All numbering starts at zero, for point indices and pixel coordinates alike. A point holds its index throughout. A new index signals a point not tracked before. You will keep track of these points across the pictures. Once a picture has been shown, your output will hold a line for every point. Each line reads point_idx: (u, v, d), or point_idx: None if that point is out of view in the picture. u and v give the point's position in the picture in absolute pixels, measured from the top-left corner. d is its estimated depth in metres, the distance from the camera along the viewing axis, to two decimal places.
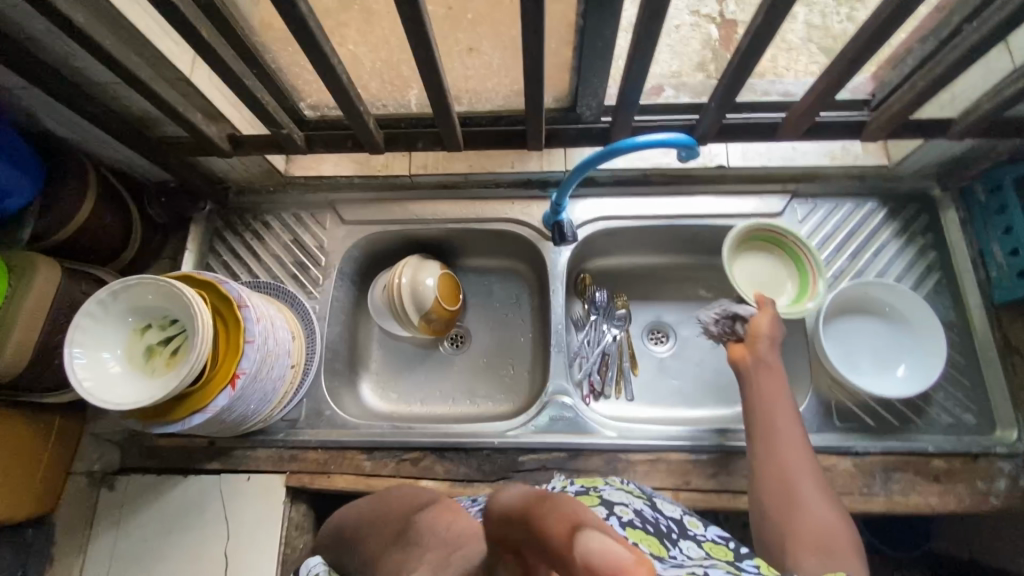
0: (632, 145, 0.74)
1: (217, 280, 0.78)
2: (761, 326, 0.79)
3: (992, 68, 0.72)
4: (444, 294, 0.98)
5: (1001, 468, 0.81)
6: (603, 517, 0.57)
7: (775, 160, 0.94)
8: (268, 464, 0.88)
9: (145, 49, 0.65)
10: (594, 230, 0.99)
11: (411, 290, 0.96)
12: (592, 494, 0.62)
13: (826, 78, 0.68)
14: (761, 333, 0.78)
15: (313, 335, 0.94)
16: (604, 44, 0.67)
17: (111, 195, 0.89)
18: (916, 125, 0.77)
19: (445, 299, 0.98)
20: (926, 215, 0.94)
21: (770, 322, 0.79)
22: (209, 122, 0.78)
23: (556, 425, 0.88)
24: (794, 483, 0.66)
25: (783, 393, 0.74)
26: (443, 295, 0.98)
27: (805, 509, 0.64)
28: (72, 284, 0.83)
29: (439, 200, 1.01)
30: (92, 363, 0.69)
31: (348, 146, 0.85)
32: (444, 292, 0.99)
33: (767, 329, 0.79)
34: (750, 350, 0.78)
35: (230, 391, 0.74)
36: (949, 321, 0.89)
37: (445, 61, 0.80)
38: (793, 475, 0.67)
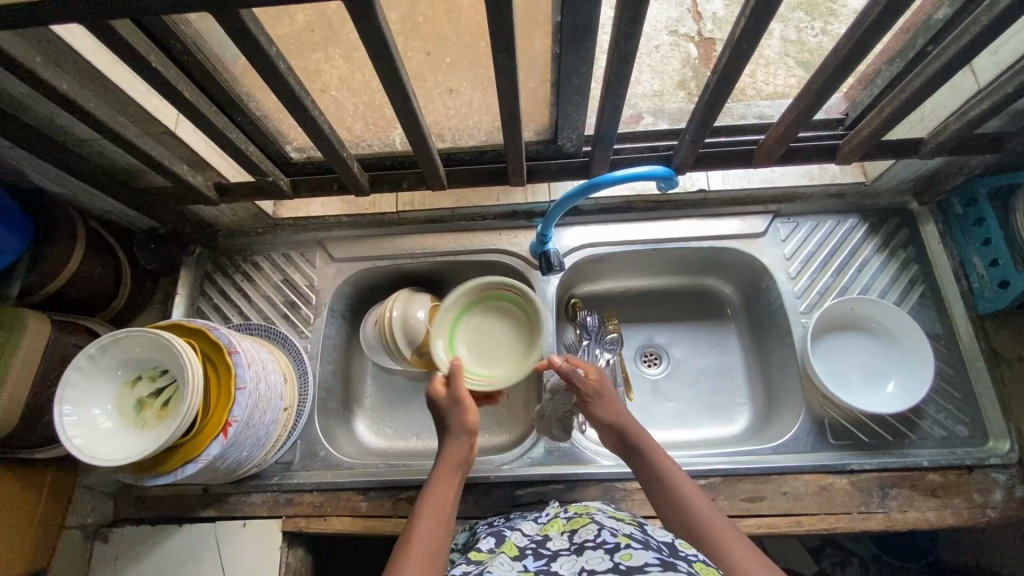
0: (610, 180, 0.75)
1: (207, 327, 0.78)
2: (598, 413, 0.77)
3: (959, 90, 0.74)
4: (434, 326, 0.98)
5: (996, 479, 0.81)
6: (594, 535, 0.61)
7: (756, 181, 0.96)
8: (264, 509, 0.88)
9: (129, 107, 0.67)
10: (581, 257, 1.00)
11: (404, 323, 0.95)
12: (583, 518, 0.67)
13: (794, 111, 0.70)
14: (611, 425, 0.76)
15: (305, 376, 0.94)
16: (579, 81, 0.68)
17: (101, 245, 0.90)
18: (888, 147, 0.79)
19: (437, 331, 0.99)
20: (906, 228, 0.96)
21: (601, 405, 0.78)
22: (194, 172, 0.79)
23: (552, 456, 0.88)
24: (727, 551, 0.60)
25: (669, 466, 0.71)
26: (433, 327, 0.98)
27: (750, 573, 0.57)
28: (62, 337, 0.83)
29: (427, 234, 1.03)
30: (82, 420, 0.69)
31: (334, 189, 0.87)
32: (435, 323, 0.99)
33: (603, 408, 0.78)
34: (620, 444, 0.76)
35: (222, 440, 0.73)
36: (936, 333, 0.90)
37: (424, 101, 0.82)
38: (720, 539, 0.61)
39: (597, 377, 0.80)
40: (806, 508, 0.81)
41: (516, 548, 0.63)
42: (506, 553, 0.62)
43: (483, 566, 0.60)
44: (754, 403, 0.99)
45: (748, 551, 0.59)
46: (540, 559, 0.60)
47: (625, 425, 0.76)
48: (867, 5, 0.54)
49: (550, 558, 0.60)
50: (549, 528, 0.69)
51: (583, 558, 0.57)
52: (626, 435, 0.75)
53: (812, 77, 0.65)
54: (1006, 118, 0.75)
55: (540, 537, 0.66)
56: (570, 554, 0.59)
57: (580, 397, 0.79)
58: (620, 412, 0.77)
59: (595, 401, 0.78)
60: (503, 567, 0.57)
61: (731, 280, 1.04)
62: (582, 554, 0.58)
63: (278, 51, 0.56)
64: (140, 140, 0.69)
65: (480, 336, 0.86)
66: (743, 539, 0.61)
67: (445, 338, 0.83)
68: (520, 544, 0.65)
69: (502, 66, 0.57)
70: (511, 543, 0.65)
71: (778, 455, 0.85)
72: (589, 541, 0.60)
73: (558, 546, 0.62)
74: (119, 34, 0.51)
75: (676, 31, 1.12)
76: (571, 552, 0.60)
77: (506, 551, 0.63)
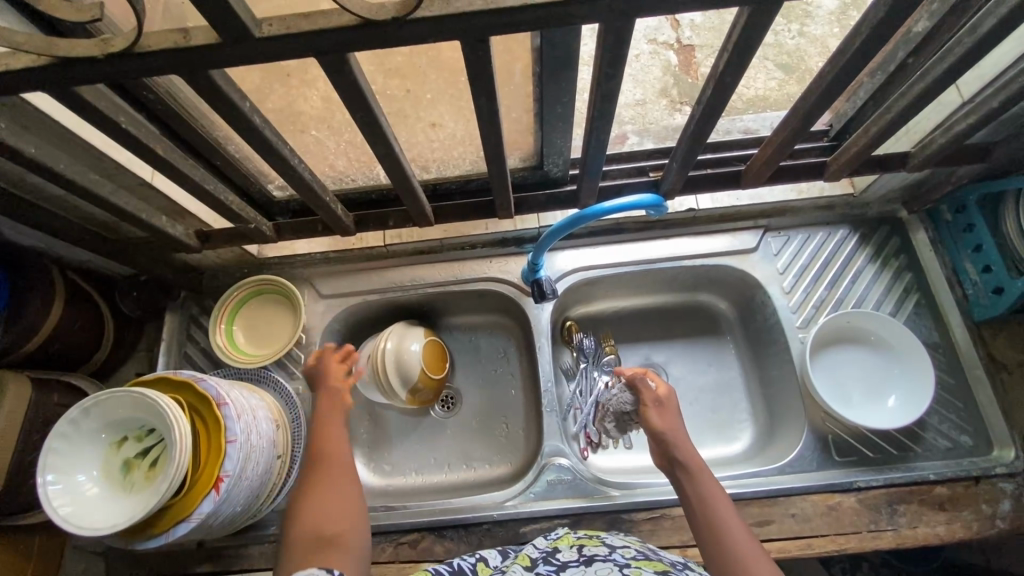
0: (601, 211, 0.74)
1: (194, 379, 0.75)
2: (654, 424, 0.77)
3: (943, 104, 0.74)
4: (432, 363, 0.97)
5: (1003, 489, 0.80)
6: (604, 553, 0.60)
7: (744, 199, 0.96)
8: (262, 561, 0.85)
9: (102, 163, 0.65)
10: (574, 281, 0.98)
11: (399, 359, 0.94)
12: (594, 538, 0.66)
13: (782, 133, 0.69)
14: (659, 433, 0.76)
15: (297, 420, 0.91)
16: (562, 110, 0.68)
17: (80, 297, 0.87)
18: (875, 162, 0.78)
19: (433, 367, 0.97)
20: (897, 237, 0.95)
21: (657, 413, 0.78)
22: (173, 222, 0.77)
23: (556, 489, 0.86)
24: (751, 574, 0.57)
25: (713, 483, 0.69)
26: (430, 365, 0.97)
27: None
28: (44, 398, 0.80)
29: (416, 265, 1.01)
30: (66, 488, 0.66)
31: (318, 230, 0.85)
32: (432, 360, 0.97)
33: (661, 421, 0.77)
34: (664, 453, 0.75)
35: (215, 497, 0.71)
36: (933, 342, 0.89)
37: (406, 136, 0.81)
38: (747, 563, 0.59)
39: (665, 393, 0.80)
40: (815, 530, 0.80)
41: (528, 559, 0.62)
42: (517, 564, 0.61)
43: None
44: (756, 420, 0.98)
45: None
46: (550, 567, 0.59)
47: (678, 440, 0.74)
48: (847, 36, 0.54)
49: (559, 568, 0.58)
50: (559, 541, 0.67)
51: (591, 569, 0.56)
52: (678, 449, 0.73)
53: (796, 102, 0.64)
54: (992, 128, 0.75)
55: (550, 549, 0.65)
56: (578, 566, 0.58)
57: (642, 405, 0.80)
58: (675, 429, 0.76)
59: (657, 414, 0.78)
60: None
61: (726, 295, 1.03)
62: (591, 567, 0.57)
63: (252, 105, 0.55)
64: (115, 196, 0.67)
65: (258, 326, 0.97)
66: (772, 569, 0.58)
67: (221, 329, 0.94)
68: (531, 555, 0.63)
69: (483, 109, 0.56)
70: (523, 555, 0.63)
71: (784, 475, 0.84)
72: (599, 557, 0.59)
73: (567, 558, 0.61)
74: (85, 99, 0.49)
75: (655, 40, 1.12)
76: (580, 564, 0.58)
77: (517, 562, 0.62)
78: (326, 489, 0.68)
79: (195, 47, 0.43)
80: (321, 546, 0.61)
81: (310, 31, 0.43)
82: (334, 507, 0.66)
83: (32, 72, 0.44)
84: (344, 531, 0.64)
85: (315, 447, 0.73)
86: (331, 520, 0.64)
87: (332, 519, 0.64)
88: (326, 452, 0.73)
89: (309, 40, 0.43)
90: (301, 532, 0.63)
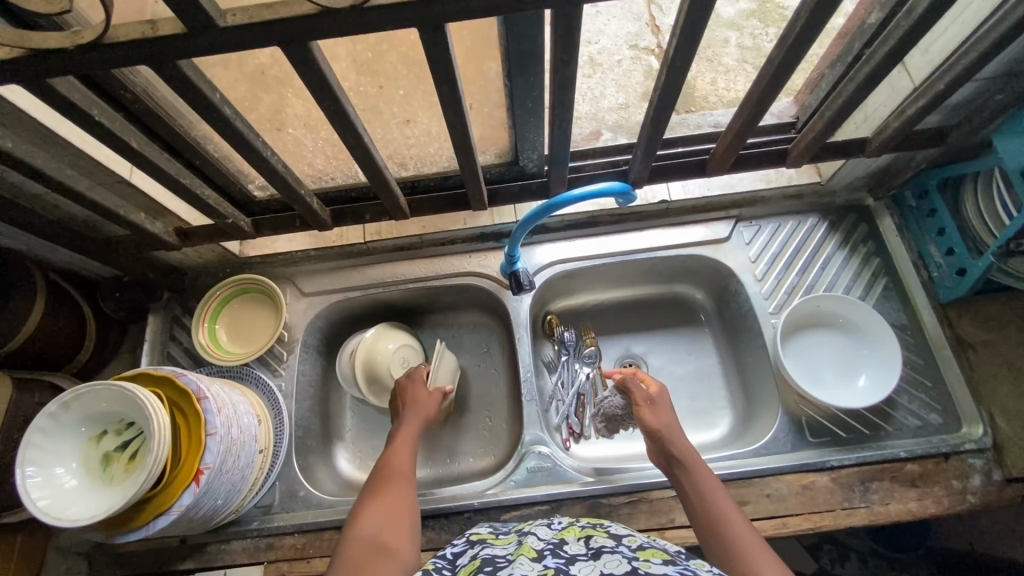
0: (569, 199, 0.76)
1: (173, 374, 0.76)
2: (650, 424, 0.79)
3: (896, 89, 0.77)
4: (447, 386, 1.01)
5: (973, 465, 0.82)
6: (612, 545, 0.59)
7: (715, 189, 0.99)
8: (245, 556, 0.85)
9: (80, 160, 0.67)
10: (552, 274, 1.00)
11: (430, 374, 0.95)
12: (600, 528, 0.64)
13: (740, 120, 0.72)
14: (655, 431, 0.78)
15: (281, 416, 0.92)
16: (532, 104, 0.70)
17: (63, 297, 0.88)
18: (835, 148, 0.81)
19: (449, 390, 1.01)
20: (864, 224, 0.98)
21: (650, 412, 0.81)
22: (153, 219, 0.79)
23: (536, 476, 0.87)
24: (749, 565, 0.59)
25: (712, 480, 0.71)
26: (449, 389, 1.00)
27: None
28: (24, 396, 0.81)
29: (398, 262, 1.03)
30: (46, 481, 0.67)
31: (297, 225, 0.87)
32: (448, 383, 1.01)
33: (657, 420, 0.79)
34: (662, 452, 0.77)
35: (194, 489, 0.71)
36: (901, 324, 0.92)
37: (382, 132, 0.83)
38: (744, 554, 0.61)
39: (659, 394, 0.83)
40: (789, 509, 0.81)
41: (533, 550, 0.58)
42: (523, 555, 0.57)
43: (500, 569, 0.55)
44: (734, 406, 1.00)
45: (772, 564, 0.59)
46: (559, 559, 0.56)
47: (673, 436, 0.77)
48: (790, 21, 0.57)
49: (569, 561, 0.55)
50: (565, 532, 0.64)
51: (601, 562, 0.54)
52: (674, 447, 0.76)
53: (751, 87, 0.67)
54: (943, 113, 0.78)
55: (556, 541, 0.61)
56: (588, 559, 0.56)
57: (635, 404, 0.82)
58: (668, 425, 0.79)
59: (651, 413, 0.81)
60: (524, 567, 0.53)
61: (702, 285, 1.05)
62: (600, 559, 0.55)
63: (224, 98, 0.57)
64: (93, 192, 0.69)
65: (239, 321, 0.98)
66: (769, 553, 0.61)
67: (203, 327, 0.95)
68: (536, 546, 0.60)
69: (448, 97, 0.59)
70: (528, 545, 0.60)
71: (758, 457, 0.86)
72: (606, 549, 0.58)
73: (575, 551, 0.58)
74: (59, 91, 0.51)
75: (636, 46, 1.16)
76: (588, 556, 0.56)
77: (523, 553, 0.58)
78: (388, 499, 0.73)
79: (163, 36, 0.45)
80: (375, 550, 0.65)
81: (272, 18, 0.45)
82: (391, 518, 0.70)
83: (5, 63, 0.45)
84: (397, 542, 0.67)
85: (381, 462, 0.79)
86: (389, 532, 0.68)
87: (389, 531, 0.68)
88: (394, 466, 0.78)
89: (272, 28, 0.45)
90: (359, 534, 0.67)
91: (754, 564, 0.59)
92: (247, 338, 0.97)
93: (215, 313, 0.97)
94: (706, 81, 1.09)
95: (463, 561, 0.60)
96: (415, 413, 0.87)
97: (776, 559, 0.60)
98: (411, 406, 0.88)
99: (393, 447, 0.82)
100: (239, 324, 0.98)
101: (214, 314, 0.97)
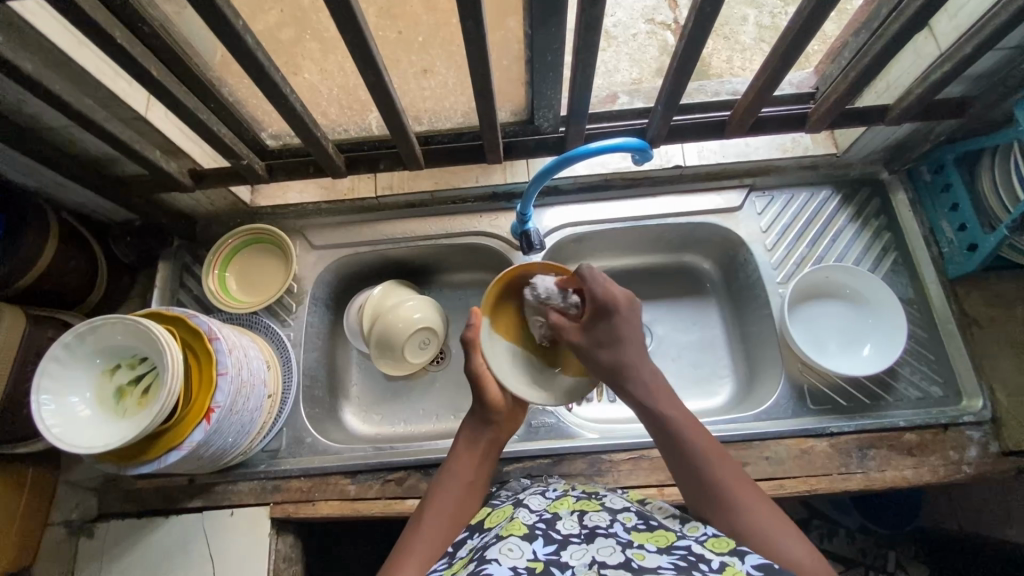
0: (586, 152, 0.75)
1: (185, 314, 0.76)
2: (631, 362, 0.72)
3: (921, 56, 0.76)
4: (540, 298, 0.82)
5: (970, 437, 0.83)
6: (606, 525, 0.60)
7: (731, 156, 0.98)
8: (252, 497, 0.87)
9: (97, 91, 0.66)
10: (562, 236, 1.00)
11: (492, 356, 0.79)
12: (594, 501, 0.66)
13: (764, 76, 0.72)
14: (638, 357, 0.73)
15: (289, 364, 0.94)
16: (552, 58, 0.68)
17: (74, 237, 0.89)
18: (855, 115, 0.81)
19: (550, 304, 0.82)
20: (877, 198, 0.98)
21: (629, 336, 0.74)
22: (167, 158, 0.79)
23: (538, 432, 0.89)
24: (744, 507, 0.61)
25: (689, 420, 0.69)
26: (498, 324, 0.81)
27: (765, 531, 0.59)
28: (38, 330, 0.82)
29: (407, 219, 1.02)
30: (60, 408, 0.68)
31: (310, 172, 0.87)
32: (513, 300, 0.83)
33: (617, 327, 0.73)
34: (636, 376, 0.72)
35: (205, 426, 0.72)
36: (908, 298, 0.92)
37: (398, 83, 0.82)
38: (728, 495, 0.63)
39: (609, 293, 0.73)
40: (787, 472, 0.83)
41: (523, 528, 0.60)
42: (514, 534, 0.58)
43: (489, 548, 0.57)
44: (736, 374, 1.01)
45: (807, 553, 0.57)
46: (550, 544, 0.57)
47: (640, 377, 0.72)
48: None
49: (561, 545, 0.57)
50: (558, 504, 0.66)
51: (594, 548, 0.56)
52: (648, 400, 0.70)
53: (787, 25, 0.66)
54: (966, 83, 0.78)
55: (549, 514, 0.63)
56: (581, 542, 0.57)
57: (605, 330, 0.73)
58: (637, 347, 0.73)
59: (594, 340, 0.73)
60: (511, 555, 0.54)
61: (711, 255, 1.05)
62: (593, 543, 0.57)
63: (246, 25, 0.57)
64: (110, 124, 0.69)
65: (248, 270, 0.99)
66: (791, 527, 0.60)
67: (214, 273, 0.96)
68: (528, 521, 0.61)
69: (470, 34, 0.59)
70: (520, 516, 0.63)
71: (758, 421, 0.87)
72: (601, 530, 0.59)
73: (569, 529, 0.60)
74: None
75: (653, 19, 1.12)
76: (582, 538, 0.58)
77: (512, 530, 0.59)
78: (442, 494, 0.70)
79: None
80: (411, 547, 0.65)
81: None
82: (461, 510, 0.70)
83: None
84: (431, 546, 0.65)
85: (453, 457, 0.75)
86: (429, 535, 0.66)
87: (433, 531, 0.66)
88: (462, 464, 0.74)
89: None
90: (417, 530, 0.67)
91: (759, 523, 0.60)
92: (258, 283, 0.98)
93: (225, 262, 0.97)
94: (722, 58, 1.06)
95: (460, 553, 0.62)
96: (495, 427, 0.78)
97: (809, 545, 0.59)
98: (493, 420, 0.78)
99: (446, 461, 0.75)
100: (250, 270, 0.98)
101: (223, 262, 0.97)
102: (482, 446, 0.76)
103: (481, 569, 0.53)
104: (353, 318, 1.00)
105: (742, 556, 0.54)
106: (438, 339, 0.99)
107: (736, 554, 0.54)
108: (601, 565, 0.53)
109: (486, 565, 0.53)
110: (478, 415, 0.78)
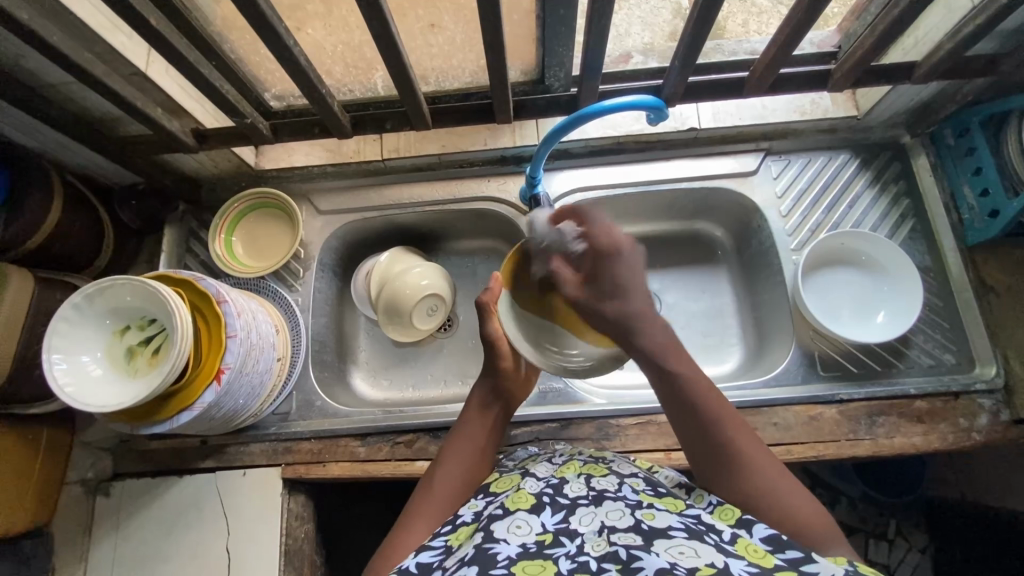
0: (598, 110, 0.73)
1: (193, 277, 0.76)
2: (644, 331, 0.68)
3: (953, 10, 0.73)
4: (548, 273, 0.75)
5: (982, 404, 0.83)
6: (614, 488, 0.60)
7: (747, 117, 0.95)
8: (263, 457, 0.89)
9: (96, 44, 0.64)
10: (571, 202, 0.97)
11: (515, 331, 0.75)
12: (601, 466, 0.66)
13: (786, 31, 0.69)
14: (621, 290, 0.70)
15: (298, 329, 0.93)
16: (565, 11, 0.65)
17: (79, 200, 0.88)
18: (878, 73, 0.78)
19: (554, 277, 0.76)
20: (898, 163, 0.95)
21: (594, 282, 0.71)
22: (169, 117, 0.78)
23: (545, 397, 0.89)
24: (758, 474, 0.60)
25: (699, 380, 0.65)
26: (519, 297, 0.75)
27: (777, 493, 0.59)
28: (46, 294, 0.82)
29: (414, 183, 1.00)
30: (72, 367, 0.68)
31: (315, 132, 0.85)
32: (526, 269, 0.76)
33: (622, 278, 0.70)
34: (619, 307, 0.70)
35: (216, 387, 0.73)
36: (925, 266, 0.90)
37: (405, 38, 0.79)
38: (739, 462, 0.61)
39: (611, 236, 0.70)
40: (795, 437, 0.83)
41: (530, 499, 0.59)
42: (521, 507, 0.58)
43: (498, 518, 0.57)
44: (746, 342, 1.00)
45: (813, 509, 0.58)
46: (558, 514, 0.57)
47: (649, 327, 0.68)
48: None
49: (568, 513, 0.57)
50: (565, 470, 0.66)
51: (603, 511, 0.56)
52: (652, 351, 0.67)
53: None
54: (997, 39, 0.75)
55: (556, 480, 0.64)
56: (589, 506, 0.57)
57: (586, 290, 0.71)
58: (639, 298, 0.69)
59: (594, 292, 0.69)
60: (520, 532, 0.54)
61: (723, 222, 1.04)
62: (602, 506, 0.57)
63: None
64: (110, 81, 0.67)
65: (254, 236, 0.98)
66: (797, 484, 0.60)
67: (220, 238, 0.95)
68: (534, 491, 0.61)
69: None
70: (528, 484, 0.63)
71: (768, 387, 0.87)
72: (609, 493, 0.59)
73: (576, 494, 0.60)
74: None
75: None
76: (590, 502, 0.58)
77: (518, 501, 0.59)
78: (452, 454, 0.71)
79: None
80: (421, 509, 0.66)
81: None
82: (471, 470, 0.71)
83: None
84: (439, 506, 0.66)
85: (465, 416, 0.76)
86: (438, 496, 0.67)
87: (441, 492, 0.68)
88: (472, 426, 0.74)
89: None
90: (427, 489, 0.68)
91: (770, 488, 0.59)
92: (264, 249, 0.97)
93: (231, 228, 0.97)
94: (739, 22, 0.97)
95: (466, 513, 0.62)
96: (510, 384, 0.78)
97: (813, 502, 0.59)
98: (505, 381, 0.78)
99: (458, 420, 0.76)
100: (256, 237, 0.98)
101: (229, 228, 0.96)
102: (494, 406, 0.77)
103: (490, 543, 0.53)
104: (360, 283, 1.00)
105: (751, 526, 0.54)
106: (445, 306, 0.99)
107: (743, 526, 0.54)
108: (611, 531, 0.52)
109: (495, 540, 0.53)
110: (491, 375, 0.78)
